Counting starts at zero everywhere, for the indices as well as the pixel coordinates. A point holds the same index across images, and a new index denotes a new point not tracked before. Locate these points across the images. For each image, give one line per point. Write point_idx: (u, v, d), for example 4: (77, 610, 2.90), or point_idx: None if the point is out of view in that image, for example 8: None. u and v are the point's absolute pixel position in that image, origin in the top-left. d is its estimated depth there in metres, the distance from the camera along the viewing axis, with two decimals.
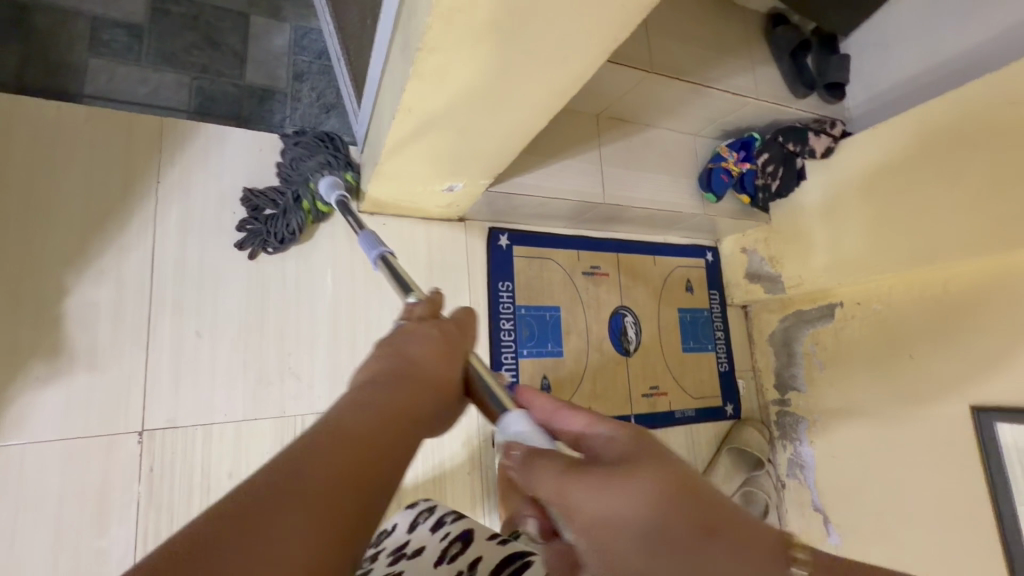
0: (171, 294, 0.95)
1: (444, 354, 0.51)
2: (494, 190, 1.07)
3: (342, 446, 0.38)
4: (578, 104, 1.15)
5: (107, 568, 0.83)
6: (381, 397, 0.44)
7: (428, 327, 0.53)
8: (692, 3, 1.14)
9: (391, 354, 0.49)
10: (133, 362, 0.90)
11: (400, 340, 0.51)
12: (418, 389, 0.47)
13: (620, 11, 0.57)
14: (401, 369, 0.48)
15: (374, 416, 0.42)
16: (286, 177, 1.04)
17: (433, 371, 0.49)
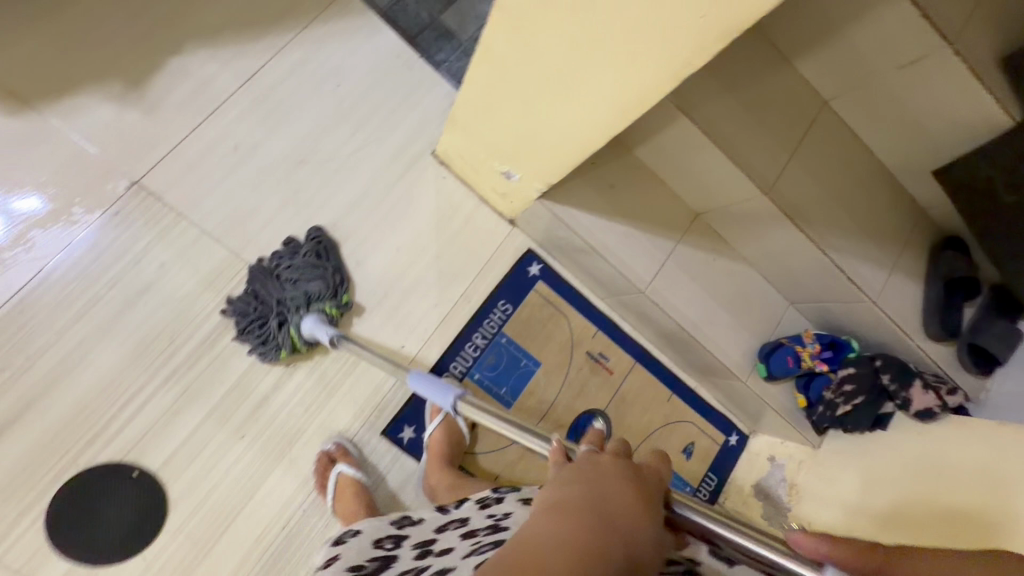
0: (243, 105, 1.04)
1: (637, 500, 0.45)
2: (545, 203, 1.00)
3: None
4: (681, 189, 1.06)
5: (30, 253, 0.92)
6: (569, 527, 0.40)
7: (601, 464, 0.48)
8: (864, 168, 0.99)
9: (586, 487, 0.45)
10: (176, 131, 1.00)
11: (583, 475, 0.47)
12: (610, 528, 0.41)
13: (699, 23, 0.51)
14: (593, 502, 0.43)
15: (554, 542, 0.39)
16: (281, 274, 0.99)
17: (641, 534, 0.43)
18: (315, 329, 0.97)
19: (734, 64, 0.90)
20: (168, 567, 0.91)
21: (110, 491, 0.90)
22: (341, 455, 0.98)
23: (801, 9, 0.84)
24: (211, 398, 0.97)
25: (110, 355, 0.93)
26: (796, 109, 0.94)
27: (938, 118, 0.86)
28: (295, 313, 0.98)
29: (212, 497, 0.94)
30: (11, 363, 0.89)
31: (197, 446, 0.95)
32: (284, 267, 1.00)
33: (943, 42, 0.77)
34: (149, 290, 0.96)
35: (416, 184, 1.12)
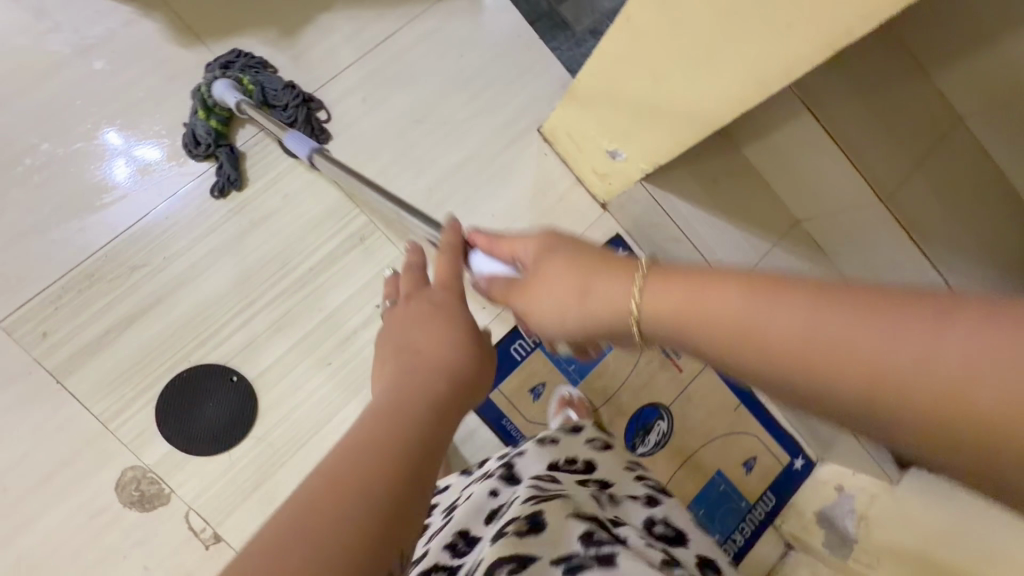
0: (375, 64, 1.12)
1: (432, 321, 0.60)
2: (646, 185, 1.03)
3: (375, 437, 0.47)
4: (786, 193, 1.04)
5: (179, 168, 1.03)
6: (393, 406, 0.51)
7: (424, 302, 0.62)
8: (997, 192, 0.93)
9: (392, 344, 0.58)
10: (315, 79, 1.10)
11: (401, 330, 0.60)
12: (421, 380, 0.54)
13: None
14: (406, 361, 0.56)
15: (401, 421, 0.49)
16: (252, 76, 1.04)
17: (438, 353, 0.57)
18: (224, 91, 1.00)
19: (871, 59, 0.85)
20: (251, 468, 0.99)
21: (211, 390, 0.99)
22: None
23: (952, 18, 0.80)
24: (308, 324, 1.04)
25: (229, 269, 1.03)
26: (926, 124, 0.90)
27: None
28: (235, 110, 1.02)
29: (296, 413, 1.02)
30: (150, 262, 1.00)
31: (289, 364, 1.03)
32: (240, 71, 1.04)
33: None
34: (270, 217, 1.05)
35: (519, 156, 1.16)
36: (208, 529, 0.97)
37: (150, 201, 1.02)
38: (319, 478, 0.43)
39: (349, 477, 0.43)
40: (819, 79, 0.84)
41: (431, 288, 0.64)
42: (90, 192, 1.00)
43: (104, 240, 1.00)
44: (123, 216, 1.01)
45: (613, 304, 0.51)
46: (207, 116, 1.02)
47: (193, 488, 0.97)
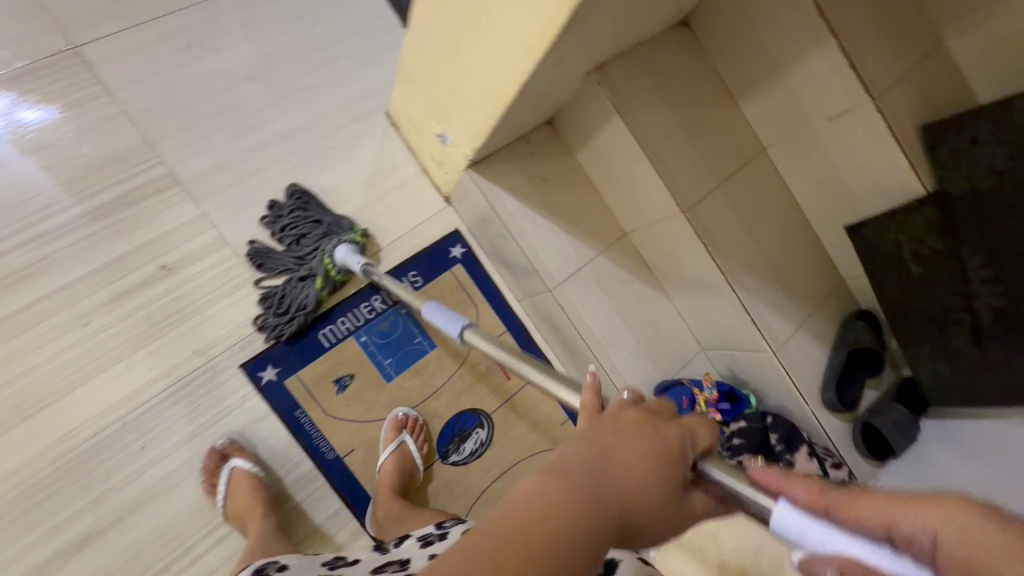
0: (212, 15, 1.05)
1: (656, 467, 0.46)
2: (473, 173, 0.99)
3: (559, 545, 0.39)
4: (616, 204, 1.06)
5: None
6: (559, 492, 0.42)
7: (646, 432, 0.47)
8: (794, 220, 0.99)
9: (584, 444, 0.46)
10: (137, 17, 1.01)
11: (597, 428, 0.47)
12: (614, 500, 0.43)
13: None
14: (593, 471, 0.44)
15: (559, 515, 0.40)
16: (283, 245, 1.00)
17: (631, 481, 0.44)
18: (344, 258, 0.99)
19: (677, 79, 0.92)
20: None
21: None
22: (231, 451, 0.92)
23: (749, 44, 0.89)
24: (69, 277, 0.90)
25: None
26: (732, 146, 0.95)
27: (861, 178, 0.88)
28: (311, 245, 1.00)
29: (33, 375, 0.87)
30: None
31: (37, 318, 0.88)
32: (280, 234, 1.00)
33: (869, 97, 0.81)
34: (43, 149, 0.92)
35: (360, 135, 1.11)
36: None
37: None
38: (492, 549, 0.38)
39: (527, 539, 0.39)
40: (628, 87, 0.89)
41: (625, 407, 0.50)
42: None
43: None
44: None
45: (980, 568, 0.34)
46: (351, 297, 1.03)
47: None
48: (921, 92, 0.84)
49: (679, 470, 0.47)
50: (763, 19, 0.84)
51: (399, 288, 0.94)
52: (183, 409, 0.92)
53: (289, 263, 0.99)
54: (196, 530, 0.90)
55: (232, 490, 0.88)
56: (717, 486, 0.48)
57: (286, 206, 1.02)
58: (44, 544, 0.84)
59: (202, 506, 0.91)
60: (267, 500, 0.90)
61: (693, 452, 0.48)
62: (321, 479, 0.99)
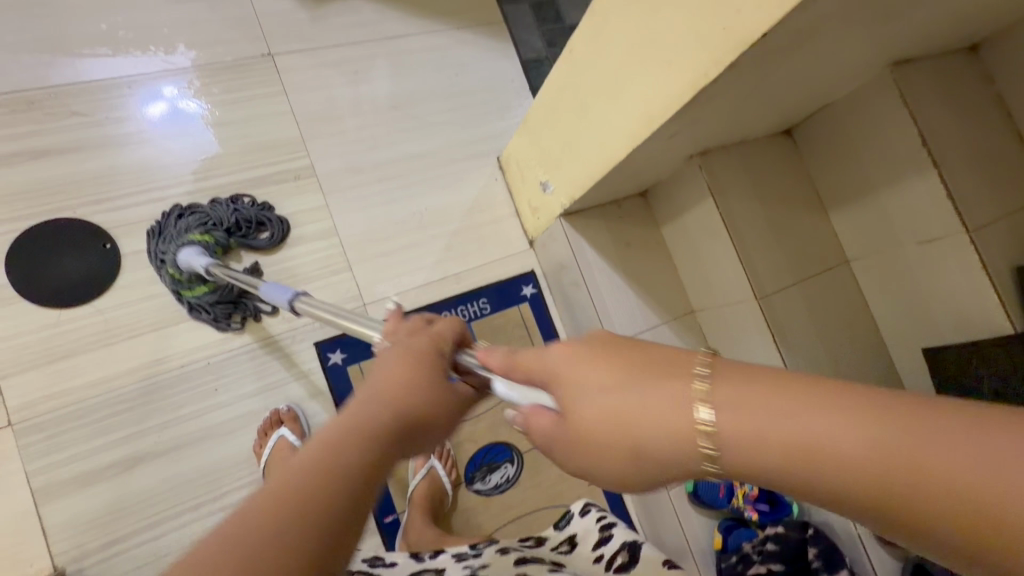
0: (380, 51, 1.25)
1: (422, 367, 0.46)
2: (565, 223, 1.08)
3: (341, 467, 0.38)
4: (690, 281, 1.11)
5: (159, 49, 1.10)
6: (333, 439, 0.39)
7: (415, 345, 0.48)
8: (868, 335, 0.99)
9: (366, 388, 0.44)
10: (323, 41, 1.21)
11: (376, 369, 0.46)
12: (390, 413, 0.42)
13: (723, 34, 0.59)
14: (366, 405, 0.42)
15: (339, 460, 0.38)
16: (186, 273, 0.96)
17: (414, 397, 0.44)
18: (193, 259, 0.94)
19: (771, 179, 0.99)
20: (73, 335, 0.94)
21: (78, 245, 0.97)
22: (290, 421, 0.98)
23: (850, 162, 0.95)
24: None
25: (161, 153, 1.06)
26: (816, 250, 1.00)
27: (946, 307, 0.87)
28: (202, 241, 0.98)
29: (148, 303, 0.99)
30: (91, 115, 1.03)
31: None
32: (165, 231, 0.99)
33: (963, 229, 0.82)
34: (221, 125, 1.10)
35: (471, 172, 1.25)
36: None
37: (123, 71, 1.07)
38: (240, 537, 0.33)
39: (297, 487, 0.36)
40: (725, 176, 0.97)
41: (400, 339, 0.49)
42: (72, 39, 1.05)
43: (60, 81, 1.03)
44: (91, 71, 1.05)
45: (609, 410, 0.39)
46: (191, 291, 0.97)
47: (6, 329, 0.92)
48: (1018, 239, 0.85)
49: (442, 363, 0.47)
50: (866, 142, 0.91)
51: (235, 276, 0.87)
52: (256, 365, 1.02)
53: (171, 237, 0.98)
54: (234, 479, 0.96)
55: (274, 458, 0.93)
56: (472, 375, 0.48)
57: (242, 207, 1.05)
58: (107, 452, 0.92)
59: (244, 458, 0.97)
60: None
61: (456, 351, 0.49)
62: None
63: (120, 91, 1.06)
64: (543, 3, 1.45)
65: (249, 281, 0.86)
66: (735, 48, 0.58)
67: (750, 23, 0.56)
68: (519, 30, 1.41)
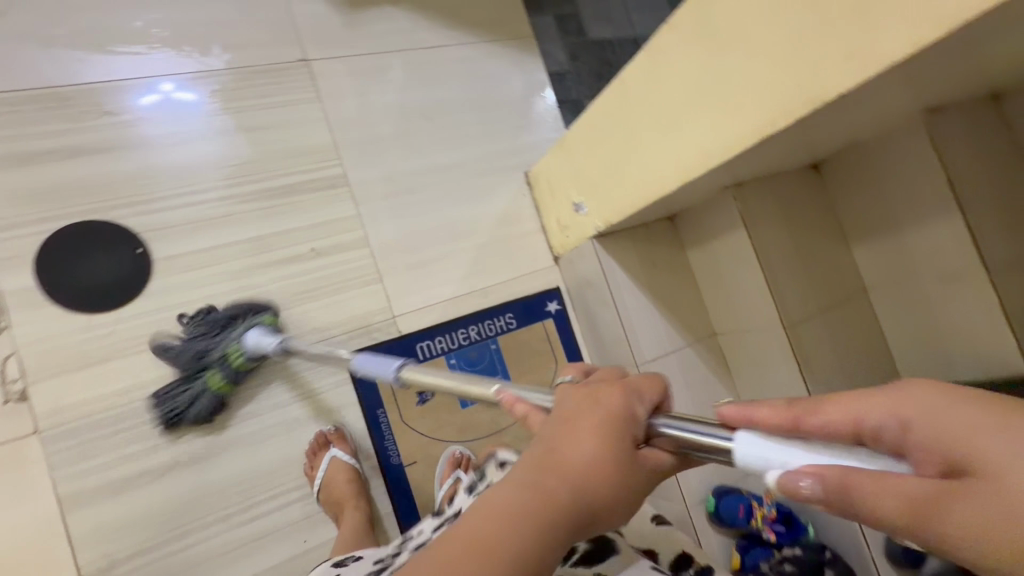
0: (413, 60, 1.25)
1: (608, 443, 0.43)
2: (596, 243, 1.10)
3: (512, 553, 0.39)
4: (713, 305, 1.14)
5: (192, 49, 1.07)
6: (512, 513, 0.40)
7: (593, 403, 0.44)
8: (883, 364, 1.04)
9: (540, 451, 0.44)
10: (355, 47, 1.21)
11: (547, 433, 0.45)
12: (573, 489, 0.41)
13: (795, 88, 0.61)
14: (544, 472, 0.42)
15: (511, 541, 0.39)
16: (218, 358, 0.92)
17: (599, 473, 0.42)
18: (255, 341, 0.92)
19: (800, 211, 1.03)
20: (103, 341, 0.92)
21: (108, 249, 0.95)
22: (338, 441, 0.99)
23: (876, 199, 0.99)
24: (236, 235, 1.03)
25: (192, 156, 1.04)
26: (839, 281, 1.04)
27: (963, 344, 0.92)
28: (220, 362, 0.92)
29: (180, 310, 0.97)
30: (123, 115, 1.01)
31: (201, 262, 1.00)
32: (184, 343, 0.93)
33: (984, 270, 0.86)
34: (254, 130, 1.09)
35: (499, 186, 1.26)
36: (19, 381, 0.88)
37: (156, 71, 1.04)
38: None
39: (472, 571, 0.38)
40: (756, 207, 1.00)
41: (565, 402, 0.46)
42: (103, 35, 1.02)
43: (91, 79, 1.00)
44: (122, 69, 1.02)
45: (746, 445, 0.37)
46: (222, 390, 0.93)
47: (33, 333, 0.90)
48: None
49: (631, 433, 0.43)
50: (893, 178, 0.94)
51: (320, 357, 0.87)
52: (288, 375, 1.01)
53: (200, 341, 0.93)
54: (264, 489, 0.96)
55: (330, 480, 0.95)
56: (664, 440, 0.43)
57: (209, 319, 0.94)
58: (135, 461, 0.90)
59: (274, 468, 0.97)
60: (361, 491, 0.97)
61: (644, 422, 0.44)
62: (379, 478, 1.04)
63: (152, 90, 1.04)
64: (570, 19, 1.47)
65: (337, 362, 0.86)
66: (807, 103, 0.61)
67: (824, 81, 0.58)
68: (545, 43, 1.42)
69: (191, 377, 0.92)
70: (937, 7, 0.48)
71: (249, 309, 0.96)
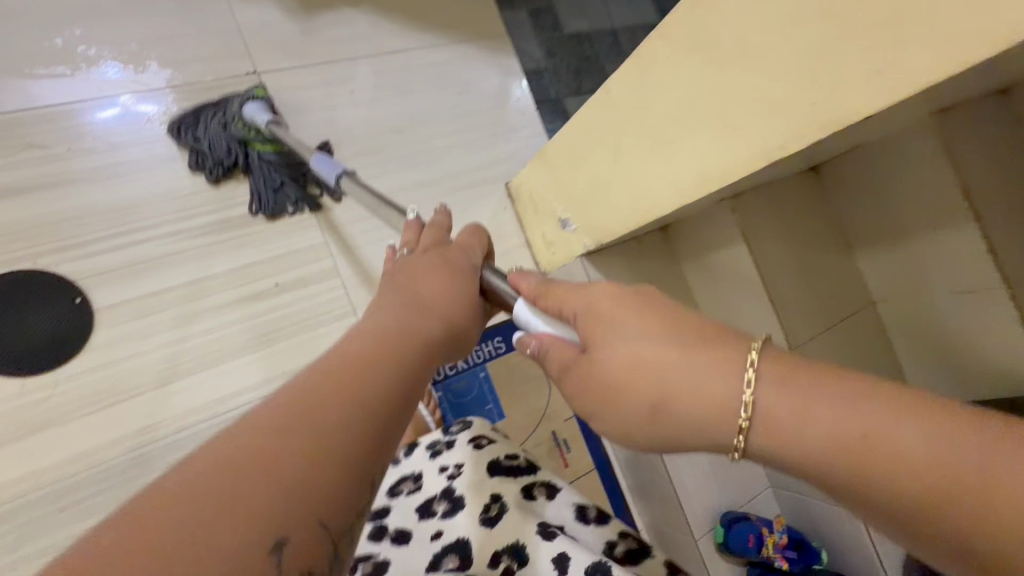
0: (378, 67, 1.14)
1: (454, 280, 0.54)
2: (585, 263, 1.02)
3: (380, 380, 0.41)
4: (714, 322, 1.07)
5: (125, 68, 0.96)
6: (380, 338, 0.44)
7: (432, 257, 0.56)
8: (894, 377, 0.99)
9: (397, 279, 0.52)
10: (313, 55, 1.10)
11: (405, 271, 0.53)
12: (432, 317, 0.49)
13: (810, 109, 0.54)
14: (407, 303, 0.49)
15: (382, 361, 0.43)
16: (235, 150, 0.96)
17: (447, 299, 0.52)
18: (253, 112, 0.94)
19: (800, 222, 0.97)
20: (43, 408, 0.82)
21: (43, 302, 0.84)
22: None
23: (882, 206, 0.93)
24: (189, 276, 0.93)
25: (134, 189, 0.93)
26: (843, 294, 0.98)
27: (978, 359, 0.87)
28: (240, 147, 0.97)
29: (132, 363, 0.88)
30: (50, 147, 0.90)
31: (152, 309, 0.90)
32: (204, 159, 0.96)
33: (1002, 281, 0.81)
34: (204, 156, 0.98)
35: (479, 200, 1.17)
36: None
37: (86, 93, 0.93)
38: (273, 439, 0.36)
39: (340, 372, 0.40)
40: (755, 221, 0.94)
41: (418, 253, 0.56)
42: (21, 57, 0.90)
43: (10, 108, 0.89)
44: (46, 94, 0.91)
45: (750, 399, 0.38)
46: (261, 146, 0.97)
47: None
48: None
49: (469, 272, 0.56)
50: (901, 183, 0.88)
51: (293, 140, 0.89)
52: None
53: (209, 138, 0.96)
54: None
55: None
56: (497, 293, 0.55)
57: (204, 126, 0.96)
58: None
59: None
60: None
61: (479, 267, 0.57)
62: None
63: (82, 116, 0.92)
64: (545, 14, 1.37)
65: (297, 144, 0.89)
66: (824, 125, 0.53)
67: (844, 102, 0.51)
68: (520, 42, 1.32)
69: (220, 141, 0.95)
70: (986, 20, 0.40)
71: (228, 96, 0.99)
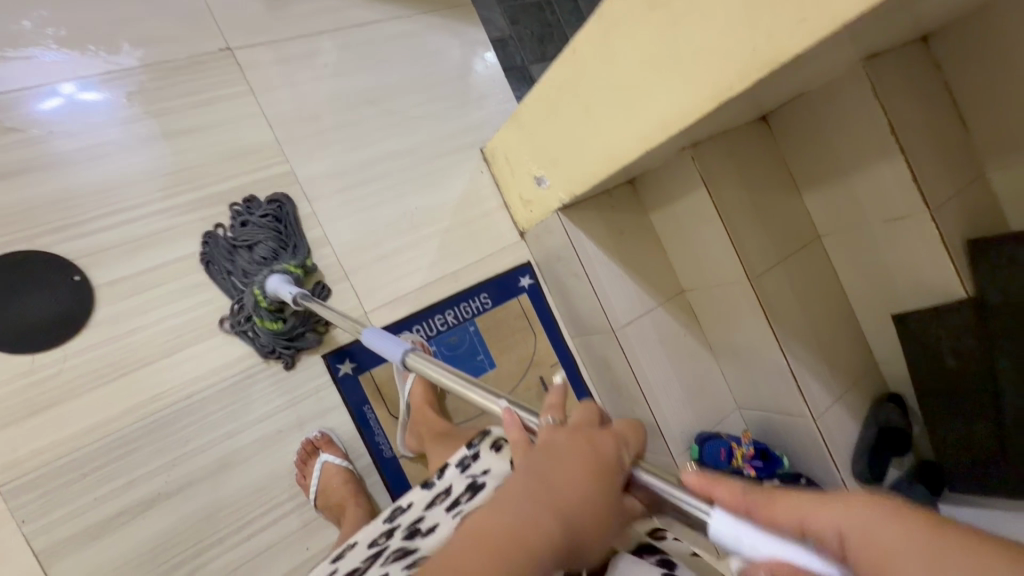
0: (347, 39, 1.17)
1: (589, 478, 0.43)
2: (562, 216, 1.09)
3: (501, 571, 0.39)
4: (681, 264, 1.17)
5: (96, 48, 0.97)
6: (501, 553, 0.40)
7: (578, 452, 0.44)
8: (840, 301, 1.12)
9: (524, 477, 0.44)
10: (282, 29, 1.12)
11: (534, 455, 0.45)
12: (559, 530, 0.42)
13: (750, 52, 0.62)
14: (533, 493, 0.43)
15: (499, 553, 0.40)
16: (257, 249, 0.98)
17: (577, 497, 0.43)
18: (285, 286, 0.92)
19: (754, 167, 1.06)
20: (54, 382, 0.86)
21: (42, 282, 0.87)
22: (326, 445, 0.97)
23: (822, 149, 1.03)
24: (182, 250, 0.96)
25: (117, 168, 0.95)
26: (795, 230, 1.09)
27: (907, 277, 1.00)
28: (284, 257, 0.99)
29: (135, 337, 0.91)
30: (28, 130, 0.91)
31: (150, 282, 0.93)
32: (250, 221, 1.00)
33: (924, 207, 0.93)
34: (185, 133, 1.00)
35: (456, 165, 1.22)
36: None
37: (58, 75, 0.94)
38: None
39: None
40: (714, 168, 1.02)
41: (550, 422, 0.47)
42: None
43: None
44: (18, 77, 0.91)
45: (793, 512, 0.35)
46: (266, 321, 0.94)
47: None
48: (970, 212, 0.96)
49: (617, 480, 0.44)
50: (839, 126, 0.98)
51: (336, 316, 0.85)
52: (264, 390, 0.97)
53: (249, 267, 0.97)
54: (259, 505, 0.94)
55: (326, 484, 0.93)
56: (645, 489, 0.43)
57: (260, 208, 1.01)
58: (114, 500, 0.86)
59: (265, 485, 0.94)
60: (358, 490, 0.96)
61: (630, 462, 0.44)
62: (375, 475, 1.02)
63: (57, 98, 0.93)
64: None
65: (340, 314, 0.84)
66: (763, 66, 0.61)
67: (779, 44, 0.59)
68: (483, 10, 1.36)
69: (253, 273, 0.96)
70: None
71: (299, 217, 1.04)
